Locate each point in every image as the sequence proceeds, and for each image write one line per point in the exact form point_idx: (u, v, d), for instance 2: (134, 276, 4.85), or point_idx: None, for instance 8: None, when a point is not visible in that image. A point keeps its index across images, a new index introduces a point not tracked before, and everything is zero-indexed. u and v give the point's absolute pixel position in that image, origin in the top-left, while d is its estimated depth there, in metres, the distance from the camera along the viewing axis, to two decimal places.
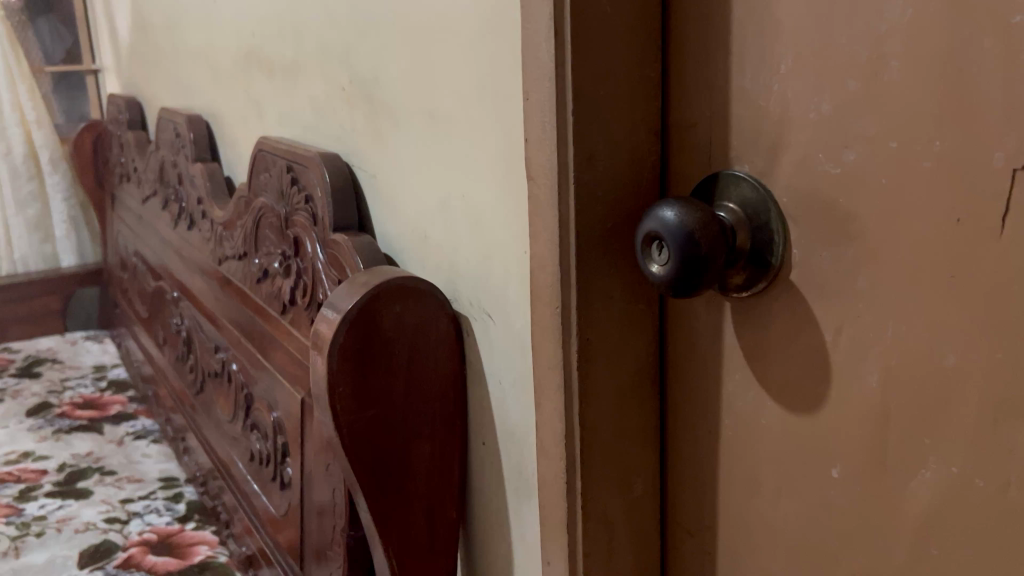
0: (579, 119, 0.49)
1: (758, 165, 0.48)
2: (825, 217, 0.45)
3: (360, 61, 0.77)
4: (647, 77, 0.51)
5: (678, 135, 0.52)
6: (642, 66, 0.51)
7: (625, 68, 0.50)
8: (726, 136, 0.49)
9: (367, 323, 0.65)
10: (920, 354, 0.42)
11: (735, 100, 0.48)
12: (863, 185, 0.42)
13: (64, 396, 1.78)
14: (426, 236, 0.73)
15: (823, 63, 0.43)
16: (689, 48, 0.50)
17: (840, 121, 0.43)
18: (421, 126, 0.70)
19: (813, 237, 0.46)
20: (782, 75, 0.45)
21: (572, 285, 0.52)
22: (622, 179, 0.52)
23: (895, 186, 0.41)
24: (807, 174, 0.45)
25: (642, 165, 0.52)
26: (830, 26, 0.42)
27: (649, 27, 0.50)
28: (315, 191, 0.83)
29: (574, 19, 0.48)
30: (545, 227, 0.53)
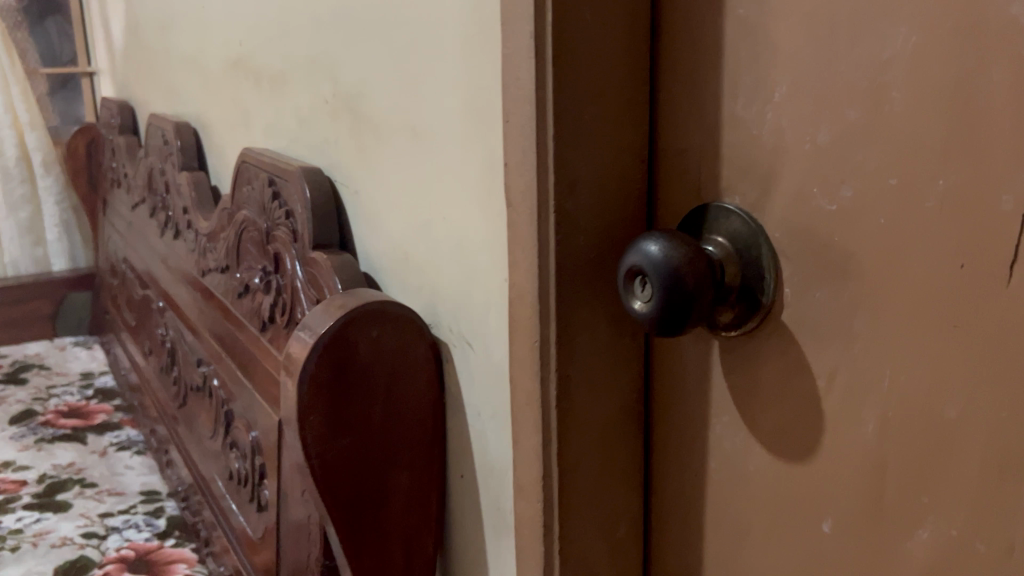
0: (561, 144, 0.46)
1: (749, 196, 0.45)
2: (820, 255, 0.42)
3: (344, 73, 0.74)
4: (636, 99, 0.48)
5: (669, 161, 0.49)
6: (632, 87, 0.48)
7: (614, 90, 0.47)
8: (717, 165, 0.46)
9: (341, 348, 0.62)
10: (913, 400, 0.39)
11: (726, 126, 0.45)
12: (861, 221, 0.40)
13: (48, 404, 1.76)
14: (406, 258, 0.70)
15: (819, 91, 0.40)
16: (679, 70, 0.47)
17: (837, 154, 0.40)
18: (403, 144, 0.67)
19: (807, 275, 0.43)
20: (776, 103, 0.42)
21: (552, 319, 0.49)
22: (610, 209, 0.49)
23: (895, 223, 0.38)
24: (801, 208, 0.42)
25: (629, 193, 0.49)
26: (827, 51, 0.39)
27: (639, 45, 0.48)
28: (295, 207, 0.80)
29: (557, 36, 0.45)
30: (524, 256, 0.50)
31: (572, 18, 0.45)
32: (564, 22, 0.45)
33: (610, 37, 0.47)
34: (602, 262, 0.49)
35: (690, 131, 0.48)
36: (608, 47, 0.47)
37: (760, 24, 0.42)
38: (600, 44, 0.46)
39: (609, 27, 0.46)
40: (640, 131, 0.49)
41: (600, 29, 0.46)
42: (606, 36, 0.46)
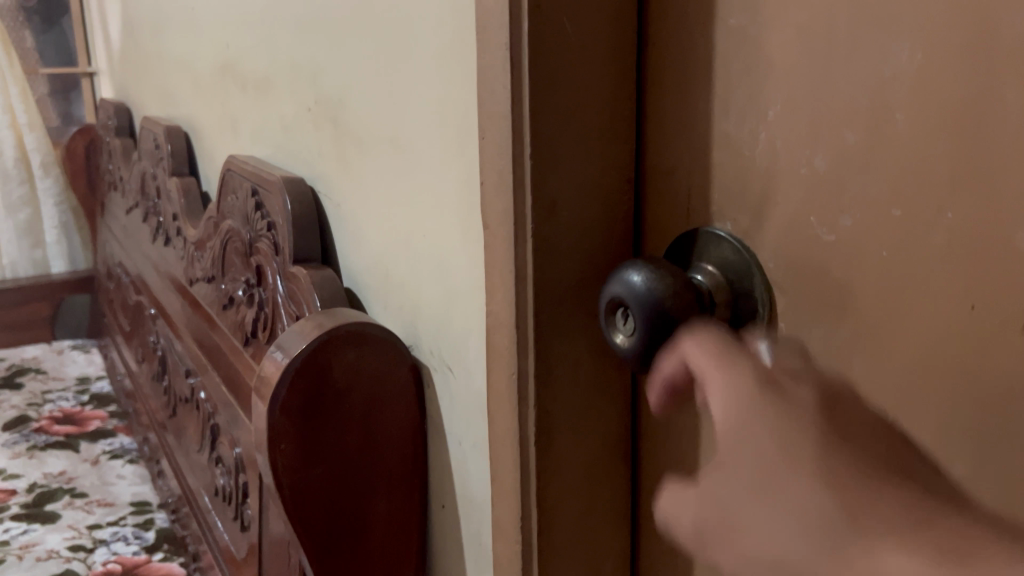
0: (540, 163, 0.43)
1: (742, 222, 0.42)
2: (818, 289, 0.38)
3: (326, 80, 0.71)
4: (622, 114, 0.45)
5: (658, 181, 0.46)
6: (618, 102, 0.45)
7: (599, 104, 0.44)
8: (708, 188, 0.43)
9: (315, 371, 0.59)
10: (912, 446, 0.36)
11: (717, 145, 0.42)
12: (860, 253, 0.36)
13: (43, 410, 1.73)
14: (387, 276, 0.66)
15: (815, 110, 0.37)
16: (669, 84, 0.44)
17: (835, 179, 0.36)
18: (383, 156, 0.63)
19: (804, 308, 0.39)
20: (770, 122, 0.39)
21: (530, 350, 0.46)
22: (594, 232, 0.45)
23: (896, 257, 0.35)
24: (797, 237, 0.39)
25: (614, 215, 0.46)
26: (824, 66, 0.36)
27: (626, 56, 0.44)
28: (277, 218, 0.77)
29: (534, 48, 0.41)
30: (501, 282, 0.46)
31: (551, 27, 0.42)
32: (542, 32, 0.41)
33: (594, 48, 0.43)
34: (585, 289, 0.46)
35: (679, 150, 0.44)
36: (591, 59, 0.43)
37: (753, 36, 0.39)
38: (582, 56, 0.43)
39: (592, 38, 0.43)
40: (627, 150, 0.46)
41: (582, 40, 0.43)
42: (589, 47, 0.43)
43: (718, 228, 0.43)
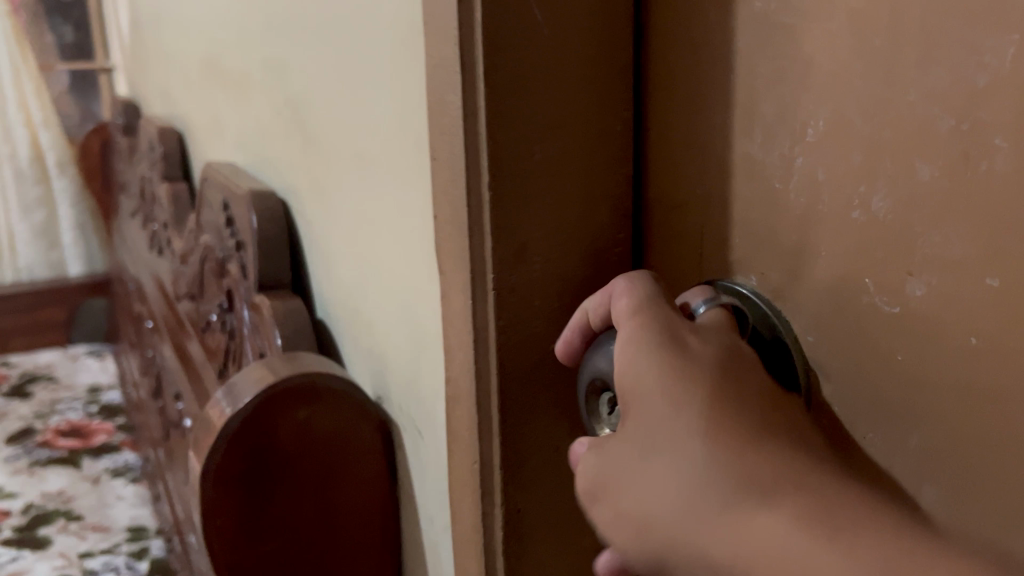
0: (502, 197, 0.33)
1: (775, 275, 0.31)
2: (877, 379, 0.28)
3: (293, 79, 0.61)
4: (614, 131, 0.34)
5: (668, 215, 0.35)
6: (618, 117, 0.34)
7: (591, 120, 0.33)
8: (730, 228, 0.32)
9: (255, 434, 0.49)
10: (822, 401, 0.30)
11: (739, 174, 0.31)
12: (929, 414, 0.26)
13: (49, 421, 1.66)
14: (357, 312, 0.56)
15: (872, 132, 0.26)
16: (677, 88, 0.33)
17: (900, 228, 0.26)
18: (348, 171, 0.53)
19: (862, 397, 0.28)
20: (811, 145, 0.28)
21: (495, 435, 0.35)
22: (589, 284, 0.35)
23: (967, 453, 0.25)
24: (848, 305, 0.28)
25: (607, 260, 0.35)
26: (887, 69, 0.25)
27: (628, 57, 0.33)
28: (245, 237, 0.67)
29: (490, 49, 0.31)
30: (459, 344, 0.36)
31: (516, 22, 0.31)
32: (503, 29, 0.31)
33: (584, 47, 0.32)
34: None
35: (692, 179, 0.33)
36: (579, 63, 0.32)
37: (786, 27, 0.28)
38: (566, 58, 0.32)
39: (581, 32, 0.32)
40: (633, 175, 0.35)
41: (565, 38, 0.32)
42: (578, 46, 0.32)
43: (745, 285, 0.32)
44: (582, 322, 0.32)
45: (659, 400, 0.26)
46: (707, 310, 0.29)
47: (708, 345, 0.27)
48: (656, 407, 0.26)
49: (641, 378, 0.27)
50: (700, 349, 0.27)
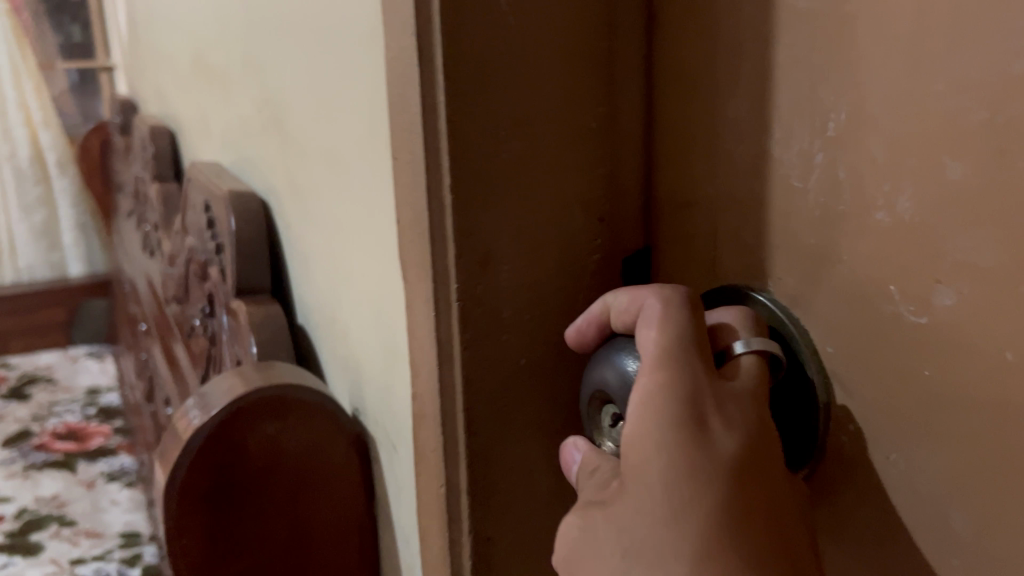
0: (466, 201, 0.30)
1: (791, 275, 0.29)
2: (903, 394, 0.26)
3: (270, 75, 0.58)
4: (590, 128, 0.31)
5: (675, 216, 0.33)
6: (592, 114, 0.31)
7: (562, 117, 0.31)
8: (744, 231, 0.30)
9: (222, 451, 0.46)
10: (856, 430, 0.28)
11: (754, 173, 0.29)
12: (944, 440, 0.25)
13: (46, 424, 1.64)
14: (333, 319, 0.53)
15: (896, 127, 0.24)
16: (692, 82, 0.31)
17: (928, 229, 0.24)
18: (322, 171, 0.50)
19: (888, 414, 0.26)
20: (831, 139, 0.26)
21: (462, 458, 0.33)
22: (561, 293, 0.32)
23: (986, 484, 0.24)
24: (873, 314, 0.26)
25: (583, 267, 0.32)
26: (913, 55, 0.23)
27: (601, 47, 0.31)
28: (223, 240, 0.64)
29: (451, 39, 0.28)
30: (423, 357, 0.33)
31: (479, 9, 0.28)
32: (467, 17, 0.28)
33: (554, 37, 0.30)
34: (547, 371, 0.33)
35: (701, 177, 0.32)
36: (549, 54, 0.30)
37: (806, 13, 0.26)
38: (534, 49, 0.29)
39: (550, 21, 0.29)
40: (609, 176, 0.32)
41: (534, 27, 0.29)
42: (547, 36, 0.29)
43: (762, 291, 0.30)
44: (601, 319, 0.30)
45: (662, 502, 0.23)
46: (746, 351, 0.27)
47: (725, 441, 0.24)
48: (645, 494, 0.24)
49: (648, 453, 0.24)
50: (718, 442, 0.24)
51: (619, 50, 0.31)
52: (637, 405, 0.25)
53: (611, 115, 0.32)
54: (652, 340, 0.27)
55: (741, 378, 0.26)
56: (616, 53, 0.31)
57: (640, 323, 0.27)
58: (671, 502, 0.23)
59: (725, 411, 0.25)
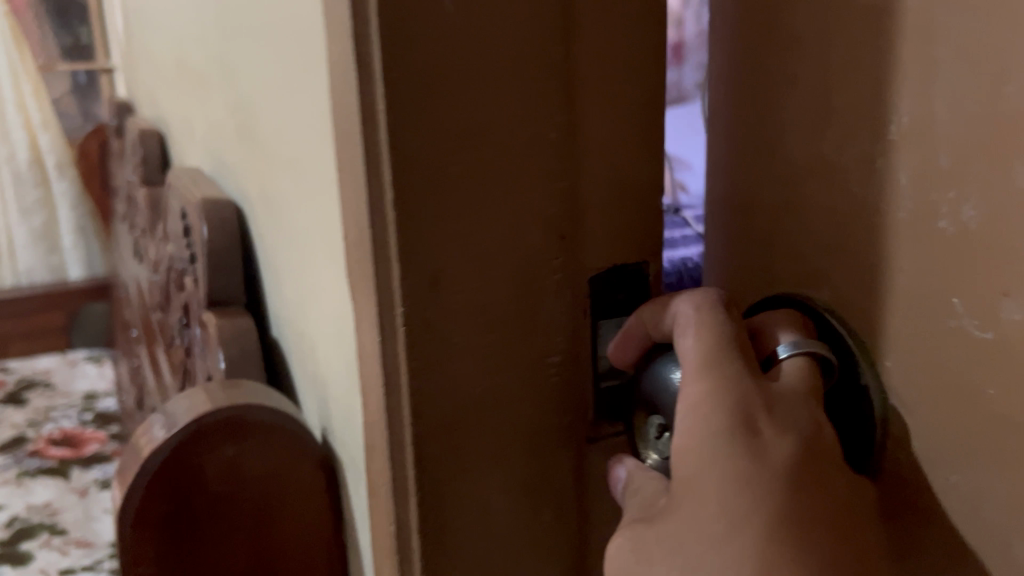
0: (412, 219, 0.27)
1: (844, 290, 0.29)
2: (960, 404, 0.26)
3: (240, 80, 0.56)
4: (549, 140, 0.29)
5: (743, 225, 0.33)
6: (552, 124, 0.29)
7: (519, 127, 0.28)
8: (800, 242, 0.31)
9: (181, 470, 0.44)
10: (904, 435, 0.28)
11: (814, 181, 0.30)
12: (1004, 451, 0.25)
13: (42, 430, 1.62)
14: (303, 336, 0.50)
15: (961, 131, 0.25)
16: (762, 93, 0.31)
17: (994, 235, 0.24)
18: (285, 183, 0.48)
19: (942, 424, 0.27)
20: (894, 140, 0.27)
21: (410, 494, 0.30)
22: (521, 317, 0.30)
23: None
24: (933, 322, 0.26)
25: (543, 289, 0.30)
26: (985, 58, 0.24)
27: (562, 51, 0.28)
28: (196, 249, 0.62)
29: (388, 42, 0.26)
30: (371, 384, 0.31)
31: (421, 8, 0.26)
32: (408, 16, 0.26)
33: (507, 40, 0.27)
34: (506, 402, 0.30)
35: (758, 182, 0.32)
36: (502, 57, 0.27)
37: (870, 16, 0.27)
38: (485, 53, 0.27)
39: (502, 21, 0.27)
40: (571, 192, 0.30)
41: (484, 28, 0.27)
42: (500, 38, 0.27)
43: (824, 311, 0.30)
44: (639, 335, 0.30)
45: (725, 514, 0.25)
46: (790, 356, 0.28)
47: (776, 448, 0.25)
48: (702, 503, 0.25)
49: (706, 467, 0.25)
50: (770, 446, 0.26)
51: (581, 54, 0.29)
52: (683, 417, 0.26)
53: (572, 125, 0.29)
54: (690, 346, 0.27)
55: (788, 380, 0.28)
56: (579, 57, 0.29)
57: (677, 331, 0.28)
58: (729, 514, 0.25)
59: (777, 414, 0.26)
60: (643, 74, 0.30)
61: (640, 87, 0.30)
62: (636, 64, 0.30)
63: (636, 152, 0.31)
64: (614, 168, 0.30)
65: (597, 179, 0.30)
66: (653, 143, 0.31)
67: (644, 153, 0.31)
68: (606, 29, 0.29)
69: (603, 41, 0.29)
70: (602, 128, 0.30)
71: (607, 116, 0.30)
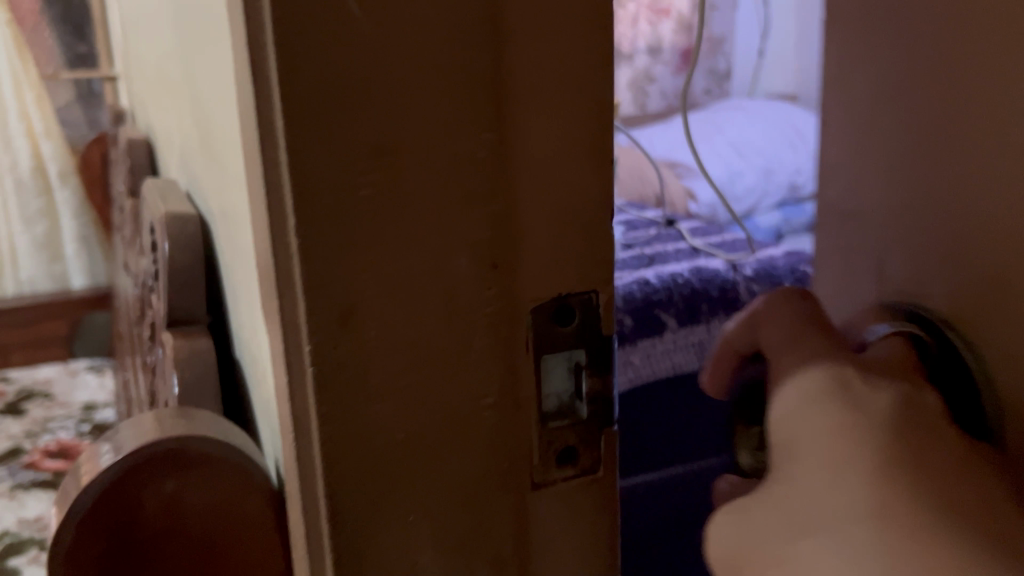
0: (320, 248, 0.24)
1: (950, 295, 0.31)
2: None
3: (200, 88, 0.53)
4: (477, 160, 0.25)
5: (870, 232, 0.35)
6: (481, 141, 0.25)
7: (442, 146, 0.25)
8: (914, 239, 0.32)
9: (117, 507, 0.41)
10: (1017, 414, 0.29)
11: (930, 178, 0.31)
12: None
13: (39, 442, 1.50)
14: (257, 359, 0.48)
15: None
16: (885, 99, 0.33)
17: None
18: (236, 197, 0.45)
19: None
20: (1013, 145, 0.27)
21: (326, 549, 0.27)
22: (450, 355, 0.27)
23: None
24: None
25: (473, 325, 0.27)
26: None
27: (493, 59, 0.25)
28: (160, 264, 0.59)
29: (287, 52, 0.23)
30: (286, 428, 0.28)
31: (324, 13, 0.23)
32: (309, 23, 0.23)
33: (427, 49, 0.24)
34: (437, 447, 0.27)
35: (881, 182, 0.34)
36: (422, 68, 0.24)
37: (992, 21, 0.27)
38: (401, 63, 0.24)
39: (420, 27, 0.24)
40: (507, 215, 0.26)
41: (398, 35, 0.24)
42: (419, 47, 0.24)
43: (934, 313, 0.31)
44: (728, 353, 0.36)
45: (834, 452, 0.26)
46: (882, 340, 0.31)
47: (882, 394, 0.27)
48: (809, 455, 0.26)
49: (812, 418, 0.27)
50: (866, 398, 0.27)
51: (520, 63, 0.25)
52: (796, 392, 0.28)
53: (507, 142, 0.26)
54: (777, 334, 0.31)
55: (893, 362, 0.30)
56: (516, 65, 0.25)
57: (765, 325, 0.32)
58: (834, 465, 0.26)
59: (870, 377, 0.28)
60: (591, 84, 0.26)
61: (588, 99, 0.27)
62: (584, 72, 0.26)
63: (583, 169, 0.27)
64: (559, 188, 0.27)
65: (538, 201, 0.27)
66: (602, 159, 0.27)
67: (591, 171, 0.27)
68: (548, 33, 0.25)
69: (545, 47, 0.25)
70: (545, 145, 0.26)
71: (550, 132, 0.26)
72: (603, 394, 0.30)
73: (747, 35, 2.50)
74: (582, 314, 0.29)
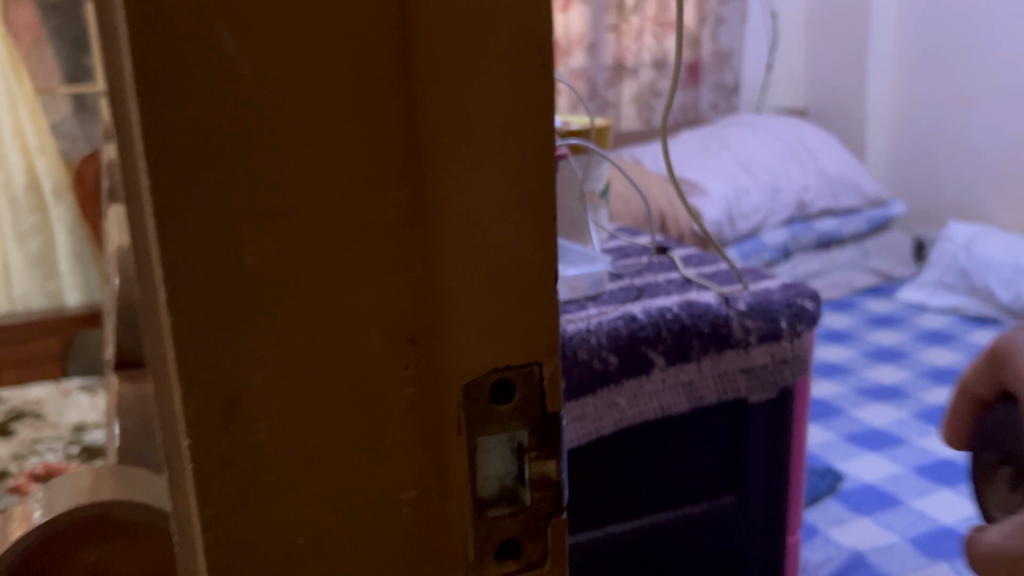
0: (197, 328, 0.21)
1: None
2: None
3: None
4: (389, 222, 0.22)
5: None
6: (394, 199, 0.22)
7: (346, 203, 0.21)
8: None
9: None
10: None
11: None
12: None
13: (24, 465, 1.27)
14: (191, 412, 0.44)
15: None
16: None
17: None
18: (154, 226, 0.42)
19: None
20: None
21: None
22: (362, 443, 0.23)
23: None
24: None
25: (388, 409, 0.23)
26: None
27: (406, 101, 0.21)
28: (111, 295, 0.56)
29: (145, 101, 0.19)
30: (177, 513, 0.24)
31: (192, 48, 0.19)
32: (172, 65, 0.19)
33: (320, 92, 0.20)
34: (347, 548, 0.23)
35: None
36: (315, 115, 0.20)
37: None
38: (291, 110, 0.20)
39: (311, 68, 0.20)
40: (431, 283, 0.22)
41: (282, 74, 0.20)
42: (311, 89, 0.20)
43: None
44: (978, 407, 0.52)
45: None
46: None
47: None
48: None
49: None
50: None
51: (439, 108, 0.21)
52: None
53: (428, 196, 0.22)
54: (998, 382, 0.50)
55: None
56: (438, 106, 0.21)
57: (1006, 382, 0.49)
58: None
59: None
60: (527, 124, 0.23)
61: (523, 143, 0.23)
62: (518, 111, 0.22)
63: (522, 222, 0.23)
64: (496, 246, 0.23)
65: (473, 264, 0.23)
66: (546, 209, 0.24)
67: (534, 225, 0.24)
68: (472, 66, 0.21)
69: (470, 83, 0.21)
70: (477, 198, 0.22)
71: (479, 185, 0.22)
72: (554, 482, 0.26)
73: (755, 50, 2.44)
74: (524, 390, 0.25)
